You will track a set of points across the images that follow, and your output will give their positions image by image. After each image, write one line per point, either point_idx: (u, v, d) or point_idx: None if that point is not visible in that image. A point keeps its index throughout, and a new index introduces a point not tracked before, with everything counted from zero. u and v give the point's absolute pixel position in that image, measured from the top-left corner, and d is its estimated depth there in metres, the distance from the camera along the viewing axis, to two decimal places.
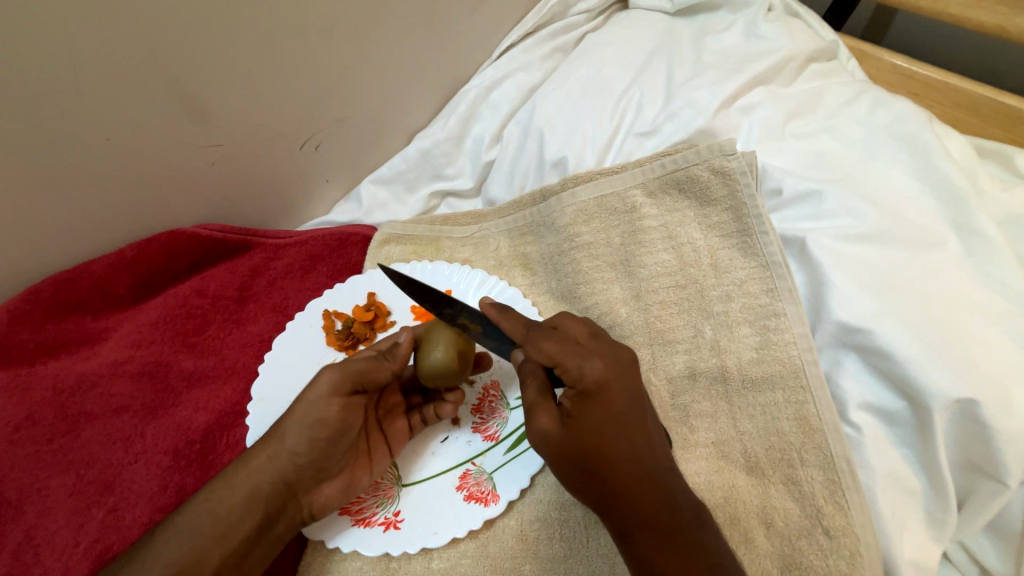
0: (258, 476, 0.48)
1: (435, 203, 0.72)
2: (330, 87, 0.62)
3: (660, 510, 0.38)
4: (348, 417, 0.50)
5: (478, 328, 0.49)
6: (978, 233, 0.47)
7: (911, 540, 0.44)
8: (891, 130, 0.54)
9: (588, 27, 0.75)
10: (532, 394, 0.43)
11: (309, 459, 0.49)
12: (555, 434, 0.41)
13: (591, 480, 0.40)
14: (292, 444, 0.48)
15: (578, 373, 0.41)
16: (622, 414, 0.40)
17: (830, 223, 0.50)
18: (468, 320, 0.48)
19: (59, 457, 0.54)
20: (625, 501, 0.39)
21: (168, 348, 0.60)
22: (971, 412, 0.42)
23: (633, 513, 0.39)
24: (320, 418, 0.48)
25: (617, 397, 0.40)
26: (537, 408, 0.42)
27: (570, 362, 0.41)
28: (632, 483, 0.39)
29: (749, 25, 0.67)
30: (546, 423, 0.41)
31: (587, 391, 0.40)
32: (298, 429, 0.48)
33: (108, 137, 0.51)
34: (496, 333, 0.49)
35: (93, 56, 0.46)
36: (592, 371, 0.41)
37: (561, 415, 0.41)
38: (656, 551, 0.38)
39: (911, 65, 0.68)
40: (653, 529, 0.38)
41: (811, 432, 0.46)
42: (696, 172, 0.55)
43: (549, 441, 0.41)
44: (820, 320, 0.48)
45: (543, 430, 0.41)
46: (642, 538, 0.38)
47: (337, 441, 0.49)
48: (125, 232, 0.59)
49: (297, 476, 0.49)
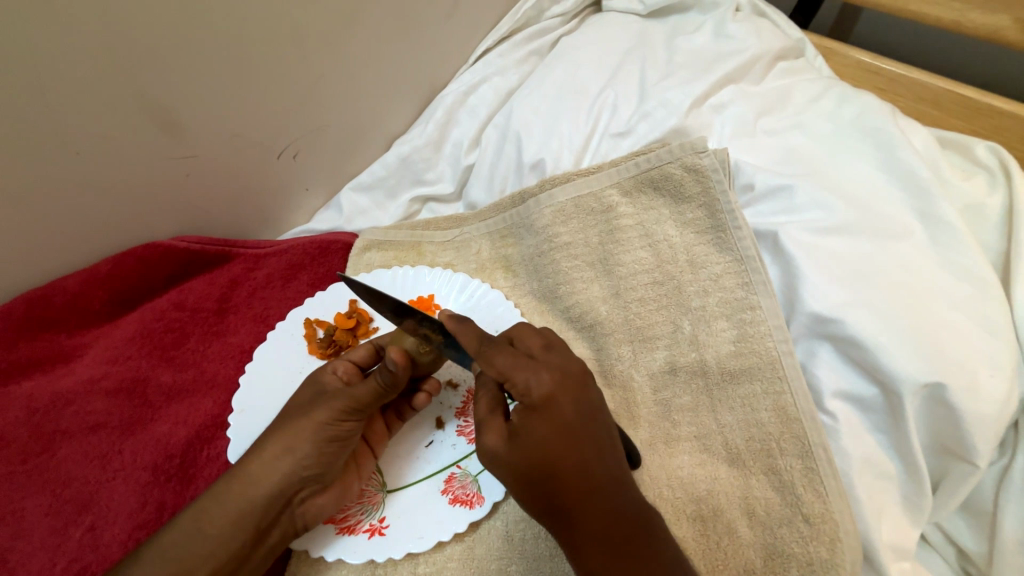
0: (255, 489, 0.48)
1: (416, 209, 0.72)
2: (304, 95, 0.62)
3: (611, 524, 0.38)
4: (357, 429, 0.50)
5: (440, 339, 0.48)
6: (941, 221, 0.49)
7: (889, 525, 0.45)
8: (857, 124, 0.56)
9: (563, 30, 0.76)
10: (483, 410, 0.43)
11: (314, 470, 0.49)
12: (502, 451, 0.40)
13: (541, 498, 0.39)
14: (298, 455, 0.48)
15: (524, 388, 0.40)
16: (569, 425, 0.39)
17: (802, 216, 0.51)
18: (431, 331, 0.47)
19: (35, 477, 0.53)
20: (573, 516, 0.38)
21: (146, 362, 0.60)
22: (939, 396, 0.43)
23: (583, 530, 0.38)
24: (330, 429, 0.49)
25: (566, 407, 0.40)
26: (485, 425, 0.42)
27: (518, 377, 0.41)
28: (581, 499, 0.38)
29: (718, 25, 0.68)
30: (495, 440, 0.41)
31: (534, 405, 0.40)
32: (307, 438, 0.49)
33: (77, 150, 0.50)
34: (457, 346, 0.48)
35: (57, 70, 0.45)
36: (538, 386, 0.40)
37: (509, 431, 0.41)
38: (603, 562, 0.38)
39: (875, 60, 0.70)
40: (605, 543, 0.38)
41: (789, 421, 0.47)
42: (669, 170, 0.55)
43: (498, 459, 0.40)
44: (794, 312, 0.49)
45: (491, 449, 0.41)
46: (592, 552, 0.38)
47: (337, 456, 0.49)
48: (99, 246, 0.58)
49: (298, 488, 0.48)
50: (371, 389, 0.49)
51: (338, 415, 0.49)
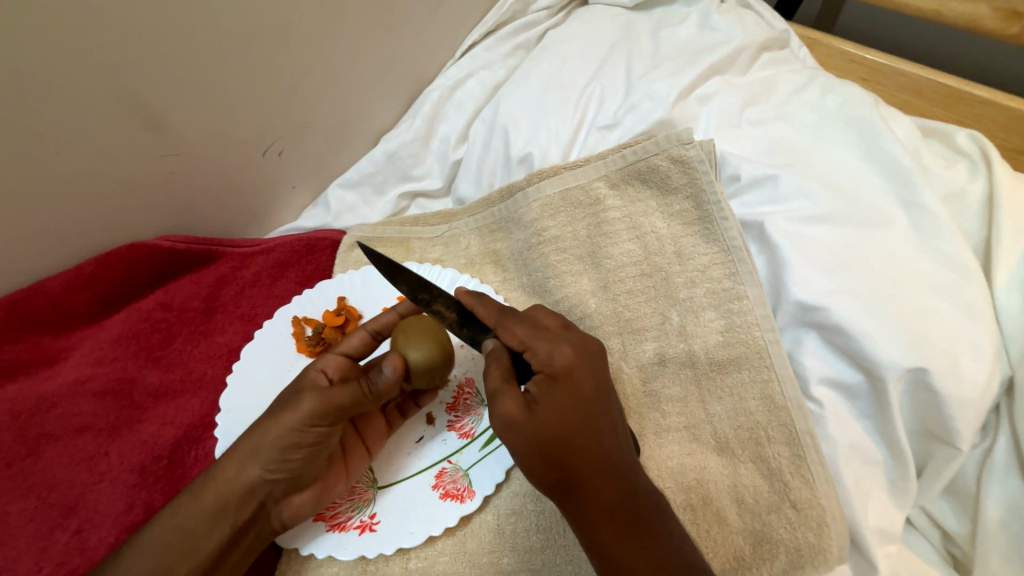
0: (225, 491, 0.47)
1: (405, 205, 0.72)
2: (290, 92, 0.61)
3: (620, 500, 0.38)
4: (328, 436, 0.48)
5: (454, 316, 0.47)
6: (923, 209, 0.49)
7: (875, 509, 0.46)
8: (841, 113, 0.56)
9: (549, 23, 0.75)
10: (496, 380, 0.41)
11: (282, 475, 0.47)
12: (519, 420, 0.39)
13: (554, 470, 0.39)
14: (263, 460, 0.47)
15: (546, 358, 0.41)
16: (588, 400, 0.40)
17: (788, 205, 0.51)
18: (445, 307, 0.47)
19: (20, 482, 0.52)
20: (583, 490, 0.38)
21: (131, 363, 0.59)
22: (921, 380, 0.44)
23: (594, 504, 0.38)
24: (293, 436, 0.47)
25: (585, 381, 0.40)
26: (500, 394, 0.41)
27: (540, 346, 0.41)
28: (594, 472, 0.38)
29: (702, 16, 0.68)
30: (511, 408, 0.40)
31: (555, 375, 0.40)
32: (272, 444, 0.47)
33: (57, 149, 0.49)
34: (473, 323, 0.47)
35: (35, 67, 0.44)
36: (561, 356, 0.40)
37: (527, 400, 0.40)
38: (613, 537, 0.38)
39: (858, 51, 0.70)
40: (613, 519, 0.38)
41: (776, 410, 0.47)
42: (656, 162, 0.55)
43: (515, 427, 0.39)
44: (781, 301, 0.49)
45: (507, 416, 0.40)
46: (601, 526, 0.38)
47: (310, 462, 0.48)
48: (82, 248, 0.57)
49: (267, 490, 0.47)
50: (349, 395, 0.47)
51: (307, 421, 0.46)
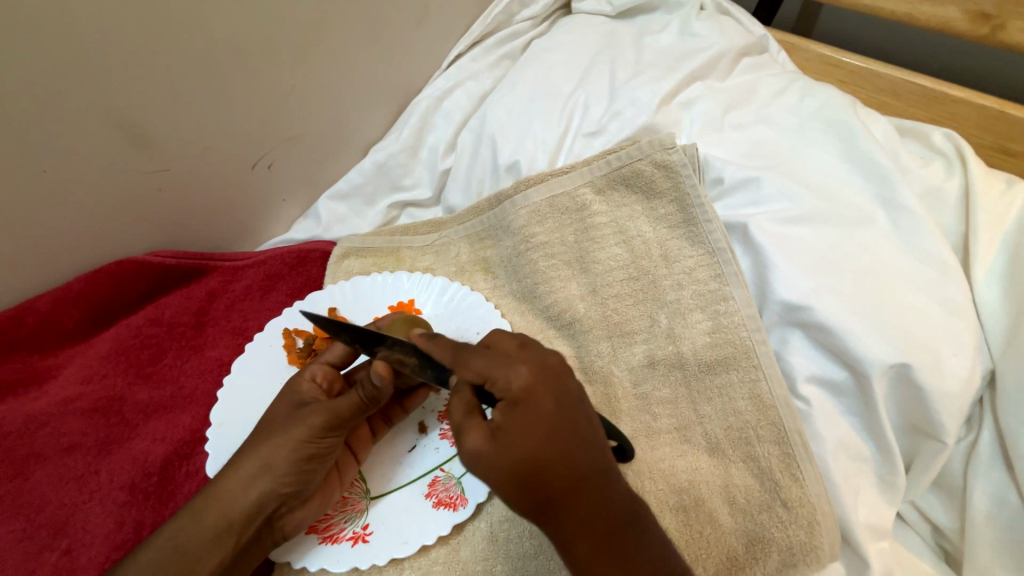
0: (232, 508, 0.47)
1: (395, 215, 0.72)
2: (277, 105, 0.62)
3: (598, 514, 0.37)
4: (337, 444, 0.49)
5: (414, 361, 0.46)
6: (901, 206, 0.50)
7: (865, 505, 0.46)
8: (820, 116, 0.57)
9: (533, 33, 0.76)
10: (458, 414, 0.40)
11: (292, 488, 0.47)
12: (486, 452, 0.38)
13: (527, 493, 0.37)
14: (277, 473, 0.47)
15: (506, 382, 0.40)
16: (551, 417, 0.38)
17: (770, 207, 0.52)
18: (403, 354, 0.46)
19: (8, 502, 0.52)
20: (562, 508, 0.37)
21: (122, 380, 0.59)
22: (905, 376, 0.45)
23: (574, 518, 0.37)
24: (309, 445, 0.48)
25: (545, 400, 0.39)
26: (465, 427, 0.39)
27: (498, 373, 0.40)
28: (568, 489, 0.37)
29: (683, 24, 0.69)
30: (477, 441, 0.38)
31: (516, 399, 0.39)
32: (285, 455, 0.47)
33: (45, 168, 0.49)
34: (432, 363, 0.45)
35: (20, 85, 0.45)
36: (518, 379, 0.39)
37: (490, 430, 0.38)
38: (594, 554, 0.37)
39: (835, 54, 0.72)
40: (594, 536, 0.37)
41: (765, 409, 0.48)
42: (640, 168, 0.56)
43: (480, 460, 0.38)
44: (766, 301, 0.50)
45: (474, 449, 0.38)
46: (582, 543, 0.37)
47: (317, 472, 0.48)
48: (70, 265, 0.57)
49: (275, 506, 0.47)
50: (352, 403, 0.48)
51: (317, 432, 0.48)
